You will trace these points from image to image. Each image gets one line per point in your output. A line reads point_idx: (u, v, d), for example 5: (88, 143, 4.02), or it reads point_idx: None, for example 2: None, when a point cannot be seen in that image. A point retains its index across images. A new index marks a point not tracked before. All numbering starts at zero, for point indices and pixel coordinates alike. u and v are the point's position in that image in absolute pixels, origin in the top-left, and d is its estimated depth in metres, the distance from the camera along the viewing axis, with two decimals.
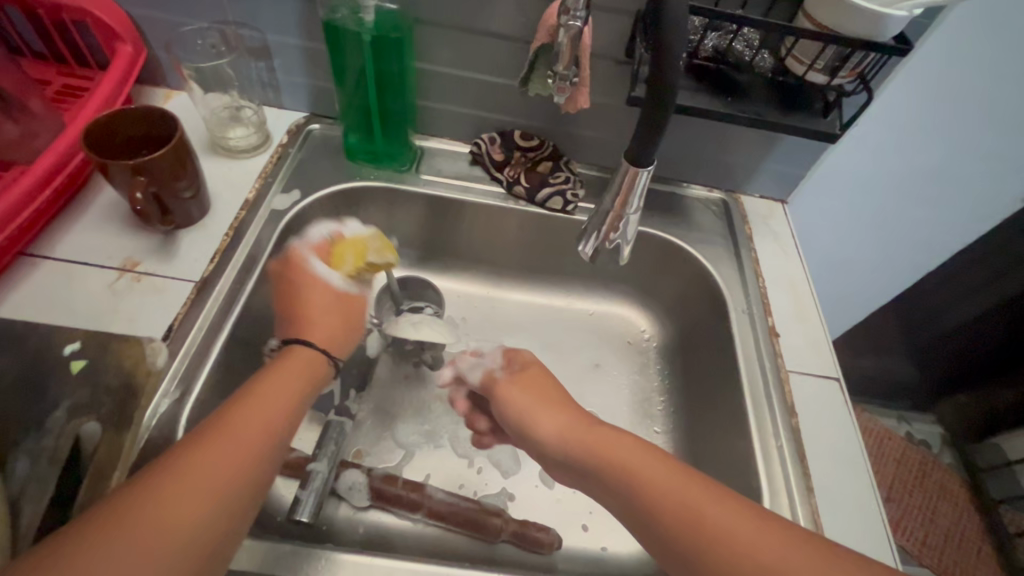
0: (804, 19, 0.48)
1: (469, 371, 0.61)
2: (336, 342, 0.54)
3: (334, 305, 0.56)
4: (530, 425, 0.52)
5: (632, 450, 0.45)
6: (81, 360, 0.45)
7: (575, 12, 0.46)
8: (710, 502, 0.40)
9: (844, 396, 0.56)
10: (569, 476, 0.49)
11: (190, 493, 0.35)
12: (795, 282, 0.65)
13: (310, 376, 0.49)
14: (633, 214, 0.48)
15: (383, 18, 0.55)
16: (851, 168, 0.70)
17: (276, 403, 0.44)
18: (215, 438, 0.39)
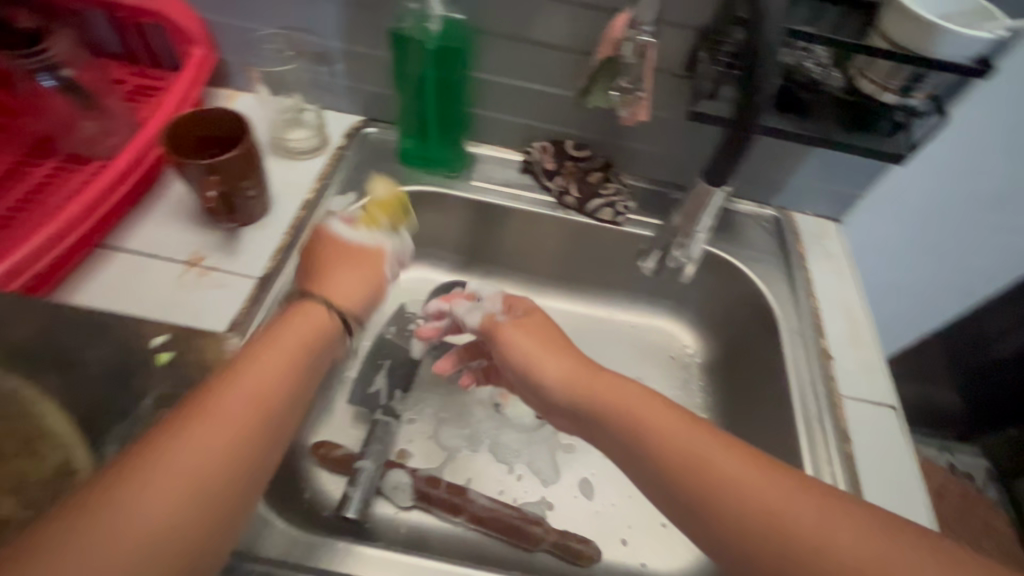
0: (879, 38, 0.47)
1: (464, 315, 0.58)
2: (352, 303, 0.51)
3: (341, 254, 0.53)
4: (534, 374, 0.50)
5: (636, 397, 0.44)
6: (167, 352, 0.43)
7: (643, 26, 0.48)
8: (717, 450, 0.39)
9: (900, 425, 0.55)
10: (575, 426, 0.49)
11: (167, 502, 0.32)
12: (850, 304, 0.63)
13: (311, 345, 0.46)
14: (701, 232, 0.53)
15: (450, 28, 0.56)
16: (913, 191, 0.68)
17: (270, 382, 0.41)
18: (196, 432, 0.35)
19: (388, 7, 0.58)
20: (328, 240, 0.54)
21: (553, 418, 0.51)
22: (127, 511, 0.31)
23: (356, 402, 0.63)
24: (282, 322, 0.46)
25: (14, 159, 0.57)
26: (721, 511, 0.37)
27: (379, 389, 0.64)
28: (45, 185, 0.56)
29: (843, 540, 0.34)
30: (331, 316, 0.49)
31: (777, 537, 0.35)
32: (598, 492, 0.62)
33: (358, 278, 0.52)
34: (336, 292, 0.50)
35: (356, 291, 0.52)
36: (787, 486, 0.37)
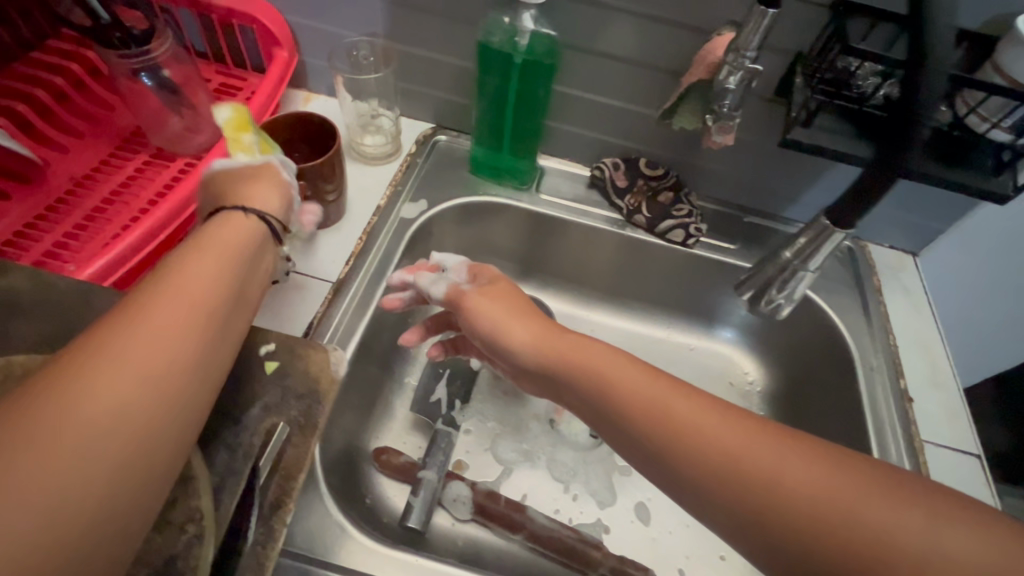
0: (995, 73, 0.45)
1: (427, 287, 0.53)
2: (271, 208, 0.44)
3: (234, 176, 0.45)
4: (501, 340, 0.47)
5: (604, 355, 0.42)
6: (273, 360, 0.38)
7: (746, 52, 0.46)
8: (677, 397, 0.37)
9: (986, 475, 0.52)
10: (543, 390, 0.46)
11: (95, 424, 0.26)
12: (929, 344, 0.61)
13: (243, 251, 0.39)
14: (808, 274, 0.53)
15: (538, 42, 0.55)
16: (1001, 229, 0.65)
17: (202, 287, 0.34)
18: (117, 345, 0.29)
19: (475, 16, 0.58)
20: (218, 174, 0.46)
21: (522, 381, 0.49)
22: (56, 440, 0.25)
23: (417, 409, 0.63)
24: (201, 233, 0.39)
25: (105, 153, 0.59)
26: (684, 459, 0.35)
27: (440, 397, 0.64)
28: (134, 180, 0.58)
29: (798, 474, 0.32)
30: (254, 219, 0.42)
31: (732, 471, 0.33)
32: (655, 517, 0.61)
33: (271, 187, 0.46)
34: (250, 199, 0.44)
35: (276, 203, 0.45)
36: (737, 425, 0.35)
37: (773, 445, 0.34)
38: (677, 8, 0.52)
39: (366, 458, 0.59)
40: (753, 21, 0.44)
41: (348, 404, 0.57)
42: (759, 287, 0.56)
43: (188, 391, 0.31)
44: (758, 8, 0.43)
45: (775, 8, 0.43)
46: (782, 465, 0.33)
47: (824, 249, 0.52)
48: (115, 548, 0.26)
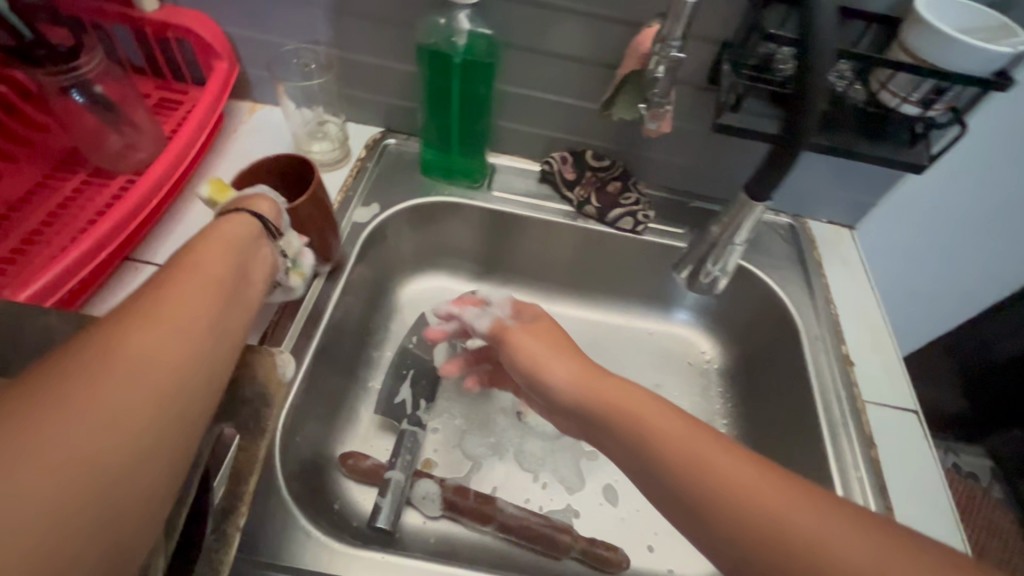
0: (900, 52, 0.48)
1: (473, 320, 0.58)
2: (267, 213, 0.48)
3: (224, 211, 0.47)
4: (543, 381, 0.49)
5: (640, 399, 0.43)
6: None
7: (672, 42, 0.48)
8: (722, 454, 0.37)
9: (923, 429, 0.56)
10: (585, 433, 0.47)
11: (153, 361, 0.29)
12: (867, 311, 0.64)
13: (246, 237, 0.44)
14: (737, 246, 0.56)
15: (476, 42, 0.56)
16: (927, 200, 0.69)
17: (220, 270, 0.38)
18: (152, 307, 0.32)
19: (412, 18, 0.58)
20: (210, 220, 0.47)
21: (562, 420, 0.51)
22: (113, 371, 0.28)
23: (382, 412, 0.63)
24: (210, 228, 0.43)
25: (40, 175, 0.58)
26: (720, 512, 0.35)
27: (404, 399, 0.64)
28: (73, 200, 0.56)
29: (848, 543, 0.31)
30: (248, 215, 0.46)
31: (780, 528, 0.33)
32: (623, 497, 0.63)
33: (262, 198, 0.49)
34: (246, 205, 0.47)
35: (269, 214, 0.48)
36: (783, 483, 0.35)
37: (823, 512, 0.33)
38: (606, 3, 0.54)
39: (333, 464, 0.58)
40: (674, 12, 0.46)
41: (312, 412, 0.56)
42: (696, 264, 0.59)
43: (218, 349, 0.34)
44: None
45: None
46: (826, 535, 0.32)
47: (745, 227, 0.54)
48: (158, 480, 0.28)
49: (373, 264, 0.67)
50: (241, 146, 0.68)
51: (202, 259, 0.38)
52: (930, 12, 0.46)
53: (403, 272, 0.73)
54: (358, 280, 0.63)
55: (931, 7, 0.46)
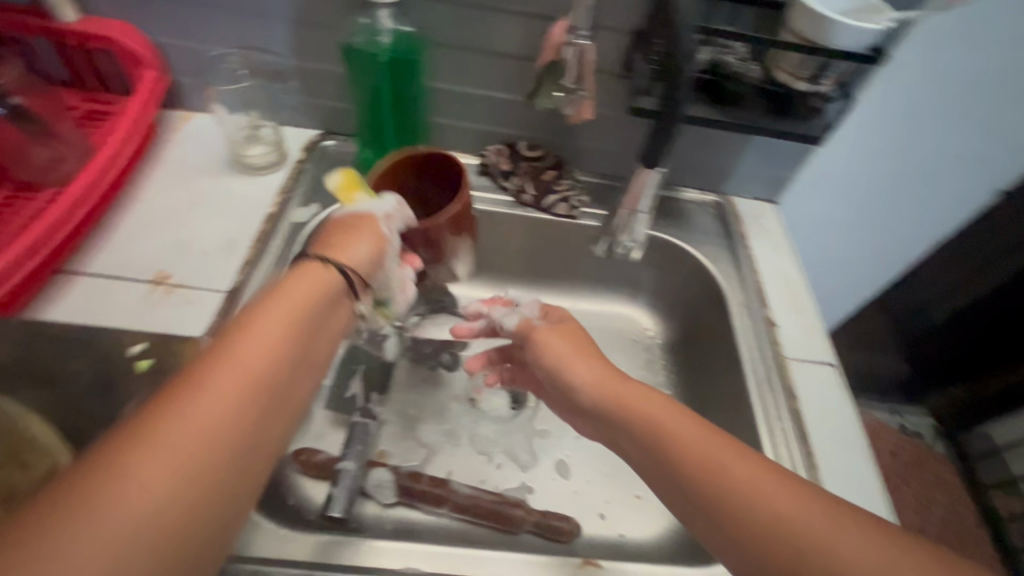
0: (788, 33, 0.52)
1: (501, 319, 0.59)
2: (362, 262, 0.50)
3: (342, 225, 0.52)
4: (567, 379, 0.52)
5: (651, 401, 0.46)
6: (148, 359, 0.46)
7: (579, 32, 0.53)
8: (732, 456, 0.40)
9: (840, 380, 0.60)
10: (606, 436, 0.49)
11: (181, 465, 0.31)
12: (789, 277, 0.69)
13: (325, 298, 0.45)
14: (642, 216, 0.66)
15: (400, 40, 0.59)
16: (834, 169, 0.77)
17: (259, 366, 0.37)
18: (198, 397, 0.33)
19: (336, 21, 0.60)
20: (333, 222, 0.53)
21: (583, 423, 0.52)
22: (144, 475, 0.29)
23: (334, 407, 0.64)
24: (289, 277, 0.45)
25: None
26: (727, 509, 0.38)
27: (354, 393, 0.66)
28: None
29: (858, 550, 0.33)
30: (331, 271, 0.47)
31: (778, 521, 0.35)
32: (575, 471, 0.65)
33: (366, 241, 0.51)
34: (346, 250, 0.49)
35: (365, 256, 0.50)
36: (787, 485, 0.37)
37: (846, 528, 0.34)
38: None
39: (286, 463, 0.59)
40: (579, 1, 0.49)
41: None
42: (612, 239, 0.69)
43: (251, 445, 0.35)
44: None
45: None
46: (831, 534, 0.34)
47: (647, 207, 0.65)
48: None
49: None
50: (177, 154, 0.68)
51: (250, 346, 0.37)
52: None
53: None
54: None
55: None
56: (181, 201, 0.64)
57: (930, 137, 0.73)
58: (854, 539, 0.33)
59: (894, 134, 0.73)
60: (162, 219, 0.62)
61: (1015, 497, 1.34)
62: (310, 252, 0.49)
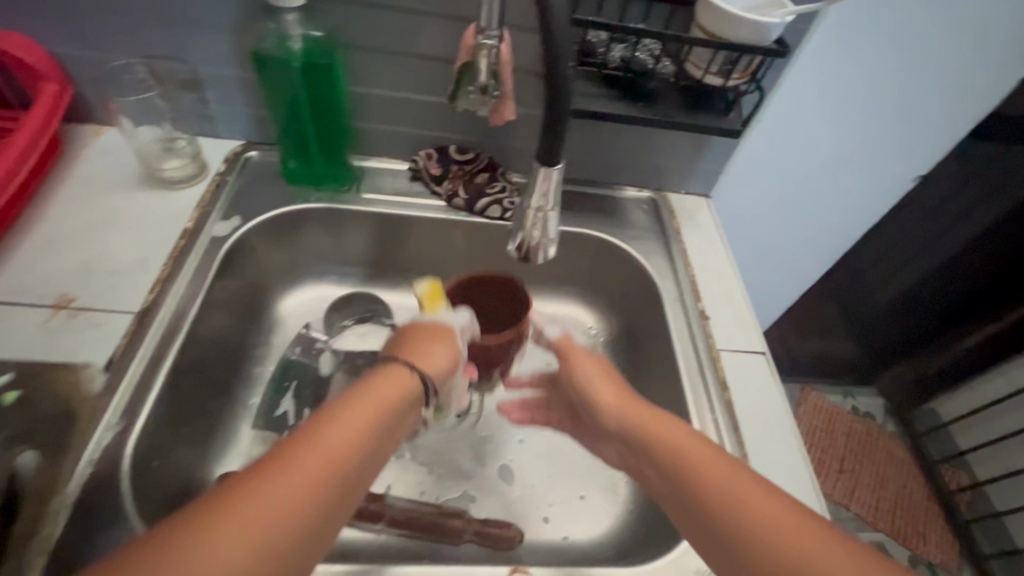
0: (697, 30, 0.52)
1: (545, 327, 0.61)
2: (442, 371, 0.48)
3: (422, 331, 0.51)
4: (590, 396, 0.53)
5: (671, 428, 0.46)
6: (14, 391, 0.47)
7: (490, 32, 0.49)
8: (756, 492, 0.39)
9: (769, 368, 0.61)
10: (624, 458, 0.50)
11: (247, 555, 0.28)
12: (721, 269, 0.70)
13: (406, 400, 0.42)
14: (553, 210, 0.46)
15: (312, 46, 0.58)
16: (764, 160, 0.79)
17: (347, 455, 0.35)
18: (285, 478, 0.31)
19: (244, 27, 0.58)
20: (411, 326, 0.52)
21: (607, 448, 0.53)
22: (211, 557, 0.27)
23: (264, 426, 0.62)
24: (375, 374, 0.43)
25: None
26: (742, 552, 0.37)
27: (286, 410, 0.63)
28: None
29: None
30: (416, 378, 0.44)
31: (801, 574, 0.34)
32: (518, 475, 0.64)
33: (447, 349, 0.50)
34: (429, 358, 0.48)
35: (444, 369, 0.49)
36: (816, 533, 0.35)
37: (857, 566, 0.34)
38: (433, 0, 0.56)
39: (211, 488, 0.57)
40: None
41: (175, 436, 0.54)
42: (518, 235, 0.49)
43: (314, 548, 0.32)
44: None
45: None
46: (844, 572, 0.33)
47: (531, 184, 0.44)
48: None
49: (239, 278, 0.65)
50: (84, 171, 0.65)
51: (340, 431, 0.36)
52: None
53: (279, 284, 0.71)
54: (221, 294, 0.62)
55: None
56: (87, 220, 0.61)
57: (852, 125, 0.75)
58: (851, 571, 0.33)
59: (817, 125, 0.75)
60: (65, 240, 0.59)
61: (959, 467, 1.40)
62: (390, 354, 0.48)
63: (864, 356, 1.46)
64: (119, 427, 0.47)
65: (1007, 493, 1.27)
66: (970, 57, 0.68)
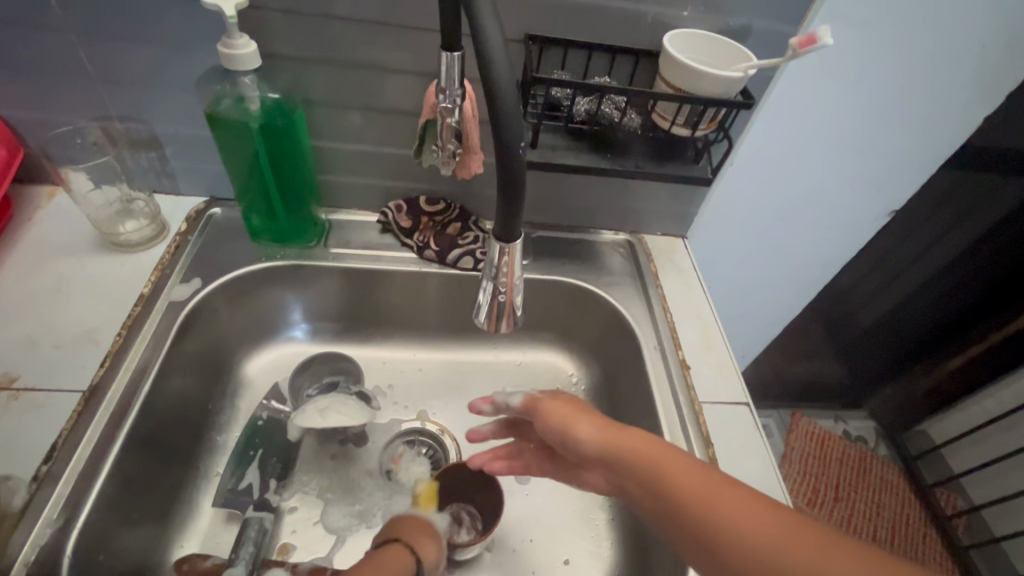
0: (662, 83, 0.52)
1: (507, 397, 0.56)
2: (429, 564, 0.50)
3: (412, 522, 0.53)
4: (570, 436, 0.48)
5: (643, 440, 0.44)
6: None
7: (451, 93, 0.45)
8: (722, 492, 0.38)
9: (753, 418, 0.59)
10: (607, 480, 0.46)
11: None
12: (701, 315, 0.69)
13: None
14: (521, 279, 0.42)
15: (269, 106, 0.56)
16: (737, 198, 0.79)
17: None
18: None
19: (200, 88, 0.57)
20: (402, 518, 0.54)
21: (593, 475, 0.49)
22: None
23: (225, 503, 0.58)
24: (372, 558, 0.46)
25: None
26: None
27: (251, 482, 0.59)
28: None
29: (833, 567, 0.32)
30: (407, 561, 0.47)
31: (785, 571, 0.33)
32: (498, 541, 0.61)
33: (435, 542, 0.52)
34: (419, 547, 0.50)
35: (433, 557, 0.50)
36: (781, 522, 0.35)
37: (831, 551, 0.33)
38: (392, 58, 0.55)
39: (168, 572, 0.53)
40: (445, 63, 0.42)
41: (125, 522, 0.50)
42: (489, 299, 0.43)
43: None
44: (443, 53, 0.42)
45: (461, 49, 0.42)
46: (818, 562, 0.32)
47: (492, 258, 0.40)
48: None
49: (201, 341, 0.62)
50: (36, 235, 0.62)
51: None
52: (692, 49, 0.52)
53: (245, 344, 0.68)
54: (181, 362, 0.59)
55: (676, 43, 0.51)
56: (37, 290, 0.58)
57: (822, 164, 0.75)
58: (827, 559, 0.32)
59: (789, 163, 0.74)
60: (11, 311, 0.56)
61: (954, 491, 1.37)
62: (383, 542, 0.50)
63: (853, 379, 1.45)
64: (59, 524, 0.44)
65: (1004, 518, 1.25)
66: (935, 96, 0.68)
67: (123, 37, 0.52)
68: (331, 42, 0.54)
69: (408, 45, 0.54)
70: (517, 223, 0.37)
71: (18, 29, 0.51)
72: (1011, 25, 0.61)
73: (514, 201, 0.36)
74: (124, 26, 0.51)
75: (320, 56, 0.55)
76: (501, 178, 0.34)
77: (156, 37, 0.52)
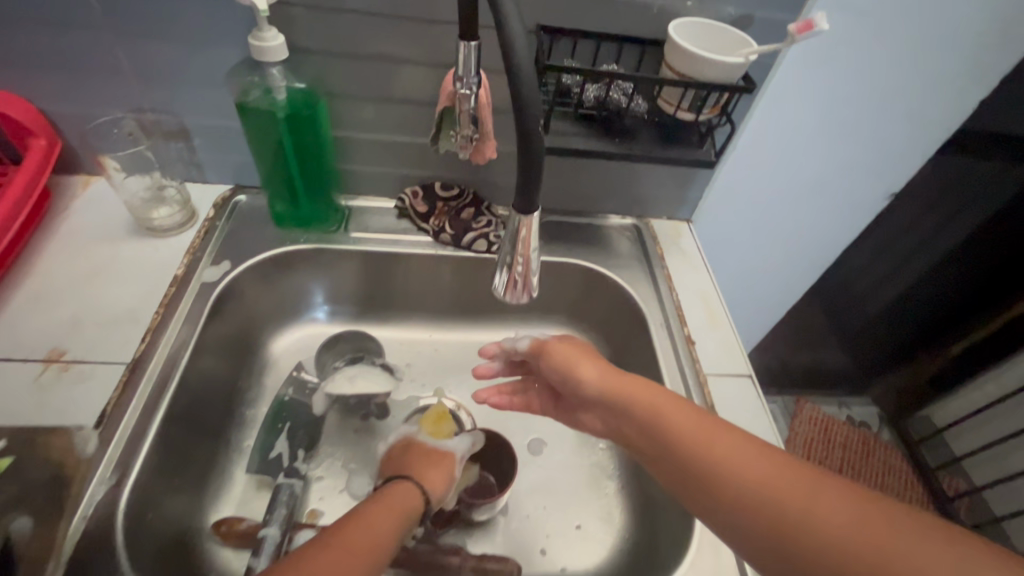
0: (667, 69, 0.55)
1: (512, 343, 0.60)
2: (436, 490, 0.53)
3: (419, 453, 0.57)
4: (575, 375, 0.52)
5: (644, 387, 0.48)
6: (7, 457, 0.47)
7: (469, 80, 0.48)
8: (719, 433, 0.42)
9: (756, 390, 0.62)
10: (606, 424, 0.51)
11: None
12: (706, 294, 0.72)
13: (410, 519, 0.48)
14: (537, 254, 0.45)
15: (295, 96, 0.59)
16: (740, 183, 0.82)
17: (374, 539, 0.42)
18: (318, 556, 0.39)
19: (229, 81, 0.60)
20: (410, 447, 0.59)
21: (591, 417, 0.53)
22: None
23: (258, 470, 0.62)
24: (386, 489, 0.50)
25: None
26: (760, 516, 0.37)
27: (280, 452, 0.63)
28: None
29: (818, 501, 0.35)
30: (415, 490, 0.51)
31: (776, 503, 0.37)
32: (513, 507, 0.64)
33: (443, 471, 0.56)
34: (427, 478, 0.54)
35: (442, 485, 0.54)
36: (772, 460, 0.39)
37: (817, 485, 0.36)
38: (411, 49, 0.58)
39: (207, 534, 0.57)
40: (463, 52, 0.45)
41: (168, 486, 0.54)
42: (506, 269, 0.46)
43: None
44: (461, 42, 0.45)
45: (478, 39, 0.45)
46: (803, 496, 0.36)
47: (510, 231, 0.43)
48: None
49: (230, 321, 0.65)
50: (74, 222, 0.66)
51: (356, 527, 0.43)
52: (697, 37, 0.54)
53: (270, 326, 0.72)
54: (214, 340, 0.62)
55: (681, 31, 0.54)
56: (78, 272, 0.62)
57: (822, 150, 0.78)
58: (813, 495, 0.36)
59: (789, 148, 0.77)
60: (54, 292, 0.59)
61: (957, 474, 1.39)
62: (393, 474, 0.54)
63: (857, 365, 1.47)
64: (111, 482, 0.48)
65: (1005, 497, 1.27)
66: (932, 82, 0.70)
67: (159, 33, 0.56)
68: (354, 36, 0.57)
69: (425, 37, 0.57)
70: (536, 198, 0.40)
71: (61, 26, 0.55)
72: (1003, 14, 0.64)
73: (533, 178, 0.39)
74: (161, 23, 0.55)
75: (342, 49, 0.58)
76: (521, 154, 0.38)
77: (191, 33, 0.56)
